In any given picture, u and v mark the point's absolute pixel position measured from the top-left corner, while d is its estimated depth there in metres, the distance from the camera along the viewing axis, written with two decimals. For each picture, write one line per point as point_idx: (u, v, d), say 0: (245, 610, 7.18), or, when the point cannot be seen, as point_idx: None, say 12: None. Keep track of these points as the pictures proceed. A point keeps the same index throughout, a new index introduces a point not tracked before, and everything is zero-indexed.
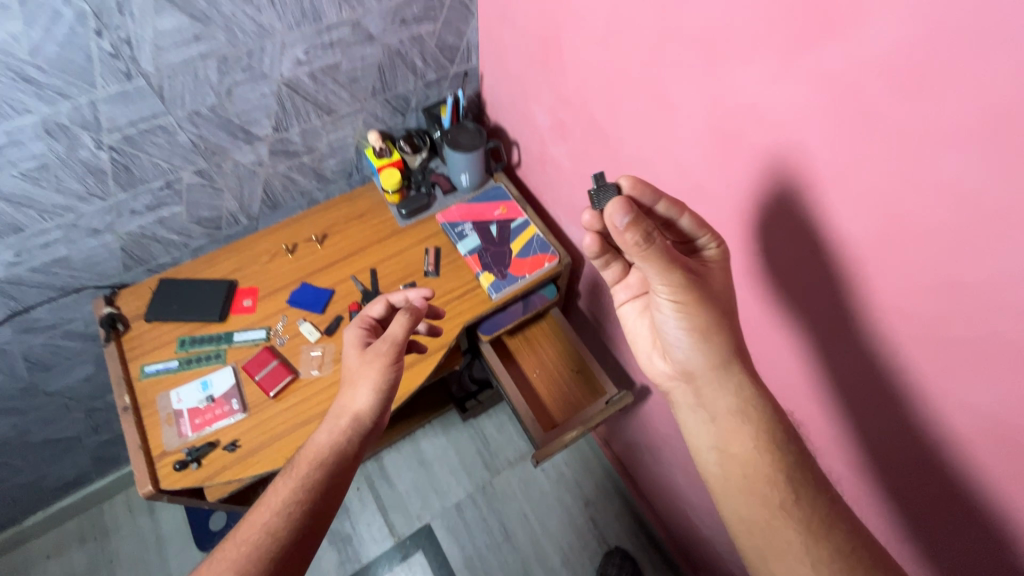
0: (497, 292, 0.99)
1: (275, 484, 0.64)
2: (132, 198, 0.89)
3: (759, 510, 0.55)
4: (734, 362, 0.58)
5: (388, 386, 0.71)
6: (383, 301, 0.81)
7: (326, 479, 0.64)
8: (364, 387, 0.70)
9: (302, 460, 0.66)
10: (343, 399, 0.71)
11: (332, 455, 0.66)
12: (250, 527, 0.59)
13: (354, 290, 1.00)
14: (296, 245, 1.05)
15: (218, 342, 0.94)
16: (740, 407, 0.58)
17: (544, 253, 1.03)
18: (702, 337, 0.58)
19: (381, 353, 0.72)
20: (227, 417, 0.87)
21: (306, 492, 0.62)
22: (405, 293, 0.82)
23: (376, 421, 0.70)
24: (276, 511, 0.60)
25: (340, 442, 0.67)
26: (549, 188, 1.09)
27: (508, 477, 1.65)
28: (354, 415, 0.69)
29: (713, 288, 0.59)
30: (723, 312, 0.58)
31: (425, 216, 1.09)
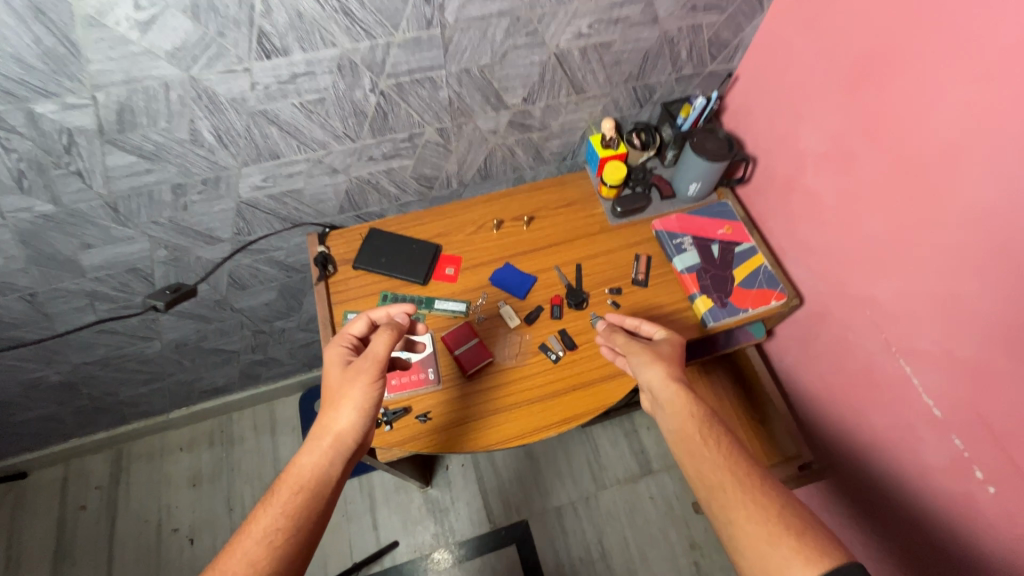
0: (713, 320, 0.89)
1: (254, 511, 0.62)
2: (375, 145, 0.87)
3: (697, 459, 0.64)
4: (668, 379, 0.72)
5: (372, 406, 0.71)
6: (364, 318, 0.79)
7: (307, 506, 0.62)
8: (347, 408, 0.69)
9: (285, 483, 0.64)
10: (325, 420, 0.69)
11: (314, 481, 0.65)
12: (229, 560, 0.57)
13: (557, 283, 0.95)
14: (504, 221, 1.01)
15: (418, 305, 0.92)
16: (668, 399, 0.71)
17: (772, 290, 0.92)
18: (648, 368, 0.74)
19: (363, 371, 0.72)
20: (422, 385, 0.84)
21: (288, 519, 0.61)
22: (388, 311, 0.81)
23: (359, 440, 0.69)
24: (258, 539, 0.58)
25: (323, 464, 0.66)
26: (785, 217, 0.98)
27: (614, 495, 1.58)
28: (337, 435, 0.68)
29: (666, 348, 0.77)
30: (673, 362, 0.75)
31: (639, 218, 1.01)
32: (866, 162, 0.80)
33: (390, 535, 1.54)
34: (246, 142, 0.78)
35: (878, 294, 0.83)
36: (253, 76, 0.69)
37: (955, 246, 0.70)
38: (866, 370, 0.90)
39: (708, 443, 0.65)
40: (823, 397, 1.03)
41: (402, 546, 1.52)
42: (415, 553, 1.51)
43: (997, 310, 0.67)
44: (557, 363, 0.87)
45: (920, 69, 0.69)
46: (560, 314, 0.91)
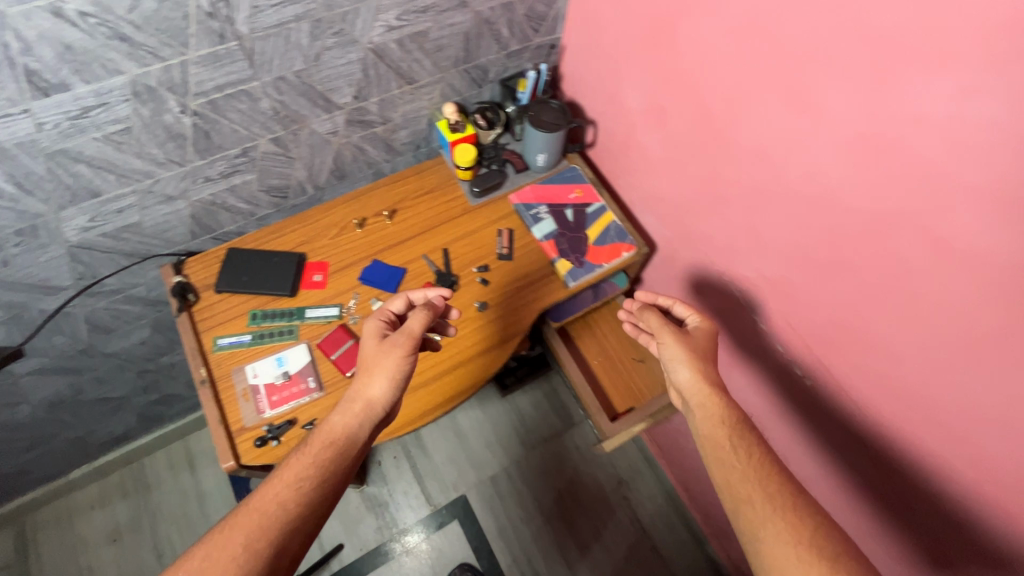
0: (573, 280, 0.96)
1: (290, 457, 0.69)
2: (207, 165, 0.84)
3: (724, 472, 0.72)
4: (704, 386, 0.79)
5: (403, 377, 0.76)
6: (403, 297, 0.83)
7: (335, 459, 0.70)
8: (381, 377, 0.75)
9: (316, 438, 0.71)
10: (359, 386, 0.75)
11: (344, 438, 0.72)
12: (265, 495, 0.65)
13: (427, 270, 0.98)
14: (365, 219, 1.02)
15: (290, 317, 0.92)
16: (700, 402, 0.78)
17: (622, 242, 1.00)
18: (688, 366, 0.81)
19: (397, 345, 0.76)
20: (305, 395, 0.86)
21: (320, 469, 0.68)
22: (425, 293, 0.85)
23: (387, 409, 0.76)
24: (294, 482, 0.66)
25: (352, 425, 0.73)
26: (627, 173, 1.05)
27: (543, 452, 1.68)
28: (367, 401, 0.75)
29: (696, 345, 0.83)
30: (706, 358, 0.82)
31: (497, 195, 1.05)
32: (675, 117, 0.88)
33: (334, 539, 1.55)
34: (54, 185, 0.73)
35: (707, 232, 0.93)
36: (36, 117, 0.64)
37: (751, 181, 0.80)
38: (711, 301, 1.01)
39: (739, 454, 0.72)
40: None
41: (347, 548, 1.54)
42: (362, 550, 1.54)
43: (786, 231, 0.78)
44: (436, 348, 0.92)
45: (692, 29, 0.77)
46: None
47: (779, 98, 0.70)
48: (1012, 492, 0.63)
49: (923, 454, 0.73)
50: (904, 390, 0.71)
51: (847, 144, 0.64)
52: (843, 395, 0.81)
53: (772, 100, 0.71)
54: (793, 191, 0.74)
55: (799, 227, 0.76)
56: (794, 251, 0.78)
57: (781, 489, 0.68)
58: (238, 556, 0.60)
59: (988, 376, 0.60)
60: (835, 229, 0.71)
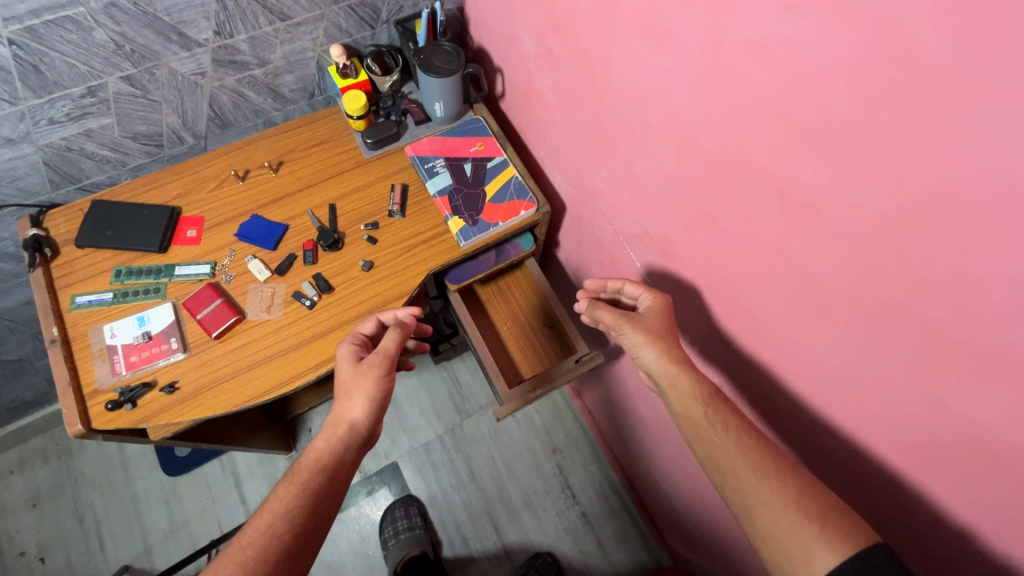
0: (465, 240, 0.90)
1: (277, 490, 0.72)
2: (48, 105, 0.76)
3: (708, 450, 0.66)
4: (669, 364, 0.73)
5: (381, 396, 0.78)
6: (373, 319, 0.82)
7: (323, 485, 0.72)
8: (359, 398, 0.77)
9: (303, 466, 0.74)
10: (339, 409, 0.77)
11: (330, 463, 0.74)
12: (258, 527, 0.68)
13: (310, 227, 0.92)
14: (248, 171, 0.95)
15: (157, 275, 0.86)
16: (672, 383, 0.73)
17: (521, 200, 0.93)
18: (646, 347, 0.75)
19: (374, 365, 0.77)
20: (165, 357, 0.80)
21: (306, 496, 0.70)
22: (395, 313, 0.84)
23: (368, 428, 0.78)
24: (281, 514, 0.69)
25: (336, 451, 0.75)
26: (533, 125, 0.98)
27: (478, 420, 1.65)
28: (349, 424, 0.77)
29: (656, 321, 0.77)
30: (663, 331, 0.77)
31: (394, 147, 0.98)
32: (560, 56, 0.79)
33: None
34: None
35: (601, 185, 0.86)
36: None
37: (630, 128, 0.73)
38: (614, 264, 0.95)
39: (717, 427, 0.66)
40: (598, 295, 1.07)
41: None
42: None
43: (664, 179, 0.71)
44: (313, 309, 0.86)
45: None
46: (313, 259, 0.89)
47: (639, 31, 0.62)
48: (872, 467, 0.58)
49: (795, 422, 0.68)
50: (777, 357, 0.65)
51: (700, 75, 0.57)
52: (727, 362, 0.77)
53: (637, 35, 0.63)
54: (665, 140, 0.67)
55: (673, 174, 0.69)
56: (675, 201, 0.71)
57: (761, 455, 0.63)
58: None
59: (840, 337, 0.54)
60: (704, 173, 0.63)
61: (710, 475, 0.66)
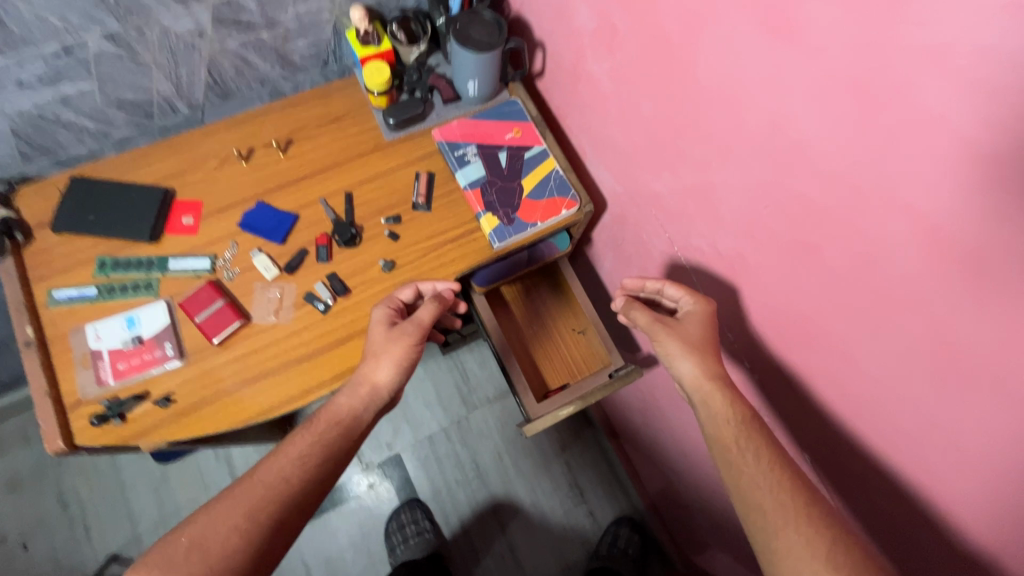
0: (499, 241, 0.81)
1: (291, 438, 0.65)
2: (15, 65, 0.64)
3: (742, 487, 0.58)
4: (704, 377, 0.66)
5: (408, 363, 0.70)
6: (411, 284, 0.75)
7: (342, 438, 0.65)
8: (386, 362, 0.69)
9: (320, 417, 0.66)
10: (364, 369, 0.69)
11: (349, 420, 0.67)
12: (268, 469, 0.61)
13: (324, 218, 0.81)
14: (252, 150, 0.83)
15: (148, 269, 0.75)
16: (704, 399, 0.66)
17: (562, 197, 0.83)
18: (681, 356, 0.68)
19: (406, 334, 0.70)
20: (158, 364, 0.71)
21: (324, 448, 0.63)
22: (435, 283, 0.76)
23: (393, 394, 0.70)
24: (296, 461, 0.62)
25: (356, 409, 0.67)
26: (577, 111, 0.87)
27: (485, 414, 1.58)
28: (373, 386, 0.68)
29: (699, 334, 0.69)
30: (704, 340, 0.68)
31: (418, 129, 0.87)
32: (625, 38, 0.68)
33: None
34: None
35: (660, 188, 0.76)
36: None
37: (707, 129, 0.62)
38: (661, 273, 0.85)
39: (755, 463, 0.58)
40: None
41: None
42: None
43: (742, 194, 0.61)
44: (328, 313, 0.77)
45: None
46: (327, 256, 0.79)
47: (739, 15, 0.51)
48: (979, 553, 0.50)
49: (870, 479, 0.60)
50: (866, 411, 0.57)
51: (822, 80, 0.46)
52: (792, 401, 0.68)
53: (737, 20, 0.51)
54: (756, 148, 0.56)
55: (756, 190, 0.59)
56: (752, 219, 0.61)
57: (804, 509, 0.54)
58: (238, 527, 0.57)
59: (963, 407, 0.45)
60: (801, 194, 0.53)
61: (722, 467, 0.61)
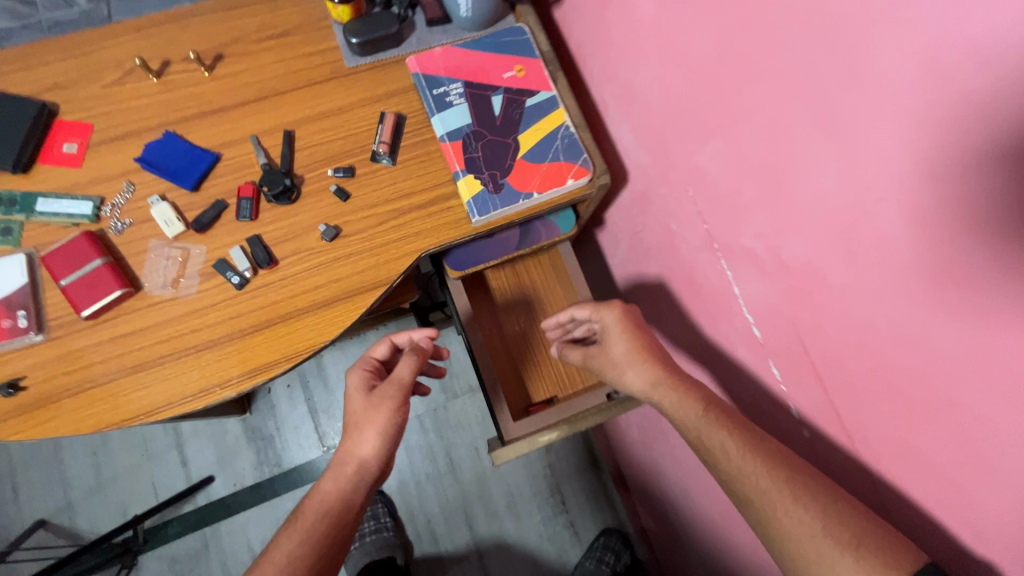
0: (480, 214, 0.60)
1: (279, 538, 0.59)
2: None
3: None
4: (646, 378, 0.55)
5: (395, 431, 0.64)
6: (386, 341, 0.72)
7: (335, 530, 0.59)
8: (369, 433, 0.62)
9: (308, 508, 0.61)
10: (346, 444, 0.63)
11: (340, 504, 0.60)
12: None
13: (253, 162, 0.61)
14: (169, 63, 0.63)
15: (9, 207, 0.57)
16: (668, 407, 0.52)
17: (571, 163, 0.62)
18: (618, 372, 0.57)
19: (387, 397, 0.64)
20: (4, 339, 0.53)
21: (312, 541, 0.57)
22: (411, 333, 0.72)
23: (383, 465, 0.63)
24: (282, 562, 0.56)
25: (346, 491, 0.61)
26: (603, 48, 0.66)
27: (466, 404, 1.42)
28: (359, 460, 0.62)
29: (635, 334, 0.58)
30: (633, 343, 0.57)
31: (391, 56, 0.66)
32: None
33: (203, 471, 1.32)
34: None
35: (704, 163, 0.56)
36: None
37: (805, 74, 0.41)
38: (687, 275, 0.65)
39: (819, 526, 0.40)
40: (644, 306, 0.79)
41: (219, 482, 1.31)
42: (235, 487, 1.31)
43: (838, 179, 0.41)
44: (243, 289, 0.58)
45: None
46: (250, 213, 0.59)
47: None
48: None
49: None
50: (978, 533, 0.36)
51: None
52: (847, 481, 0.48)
53: None
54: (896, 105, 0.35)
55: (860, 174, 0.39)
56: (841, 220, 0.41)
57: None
58: None
59: None
60: (946, 189, 0.33)
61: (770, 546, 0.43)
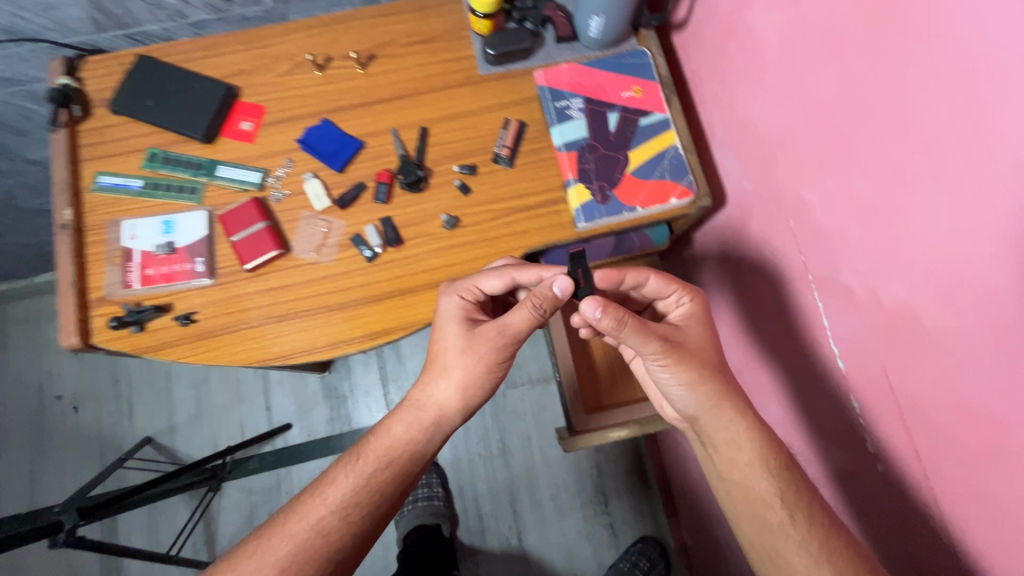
0: (586, 220, 0.66)
1: (334, 472, 0.58)
2: None
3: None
4: (722, 400, 0.56)
5: (483, 380, 0.61)
6: (506, 275, 0.61)
7: (390, 484, 0.57)
8: (456, 379, 0.60)
9: (370, 451, 0.59)
10: (431, 382, 0.61)
11: (406, 456, 0.59)
12: (301, 521, 0.54)
13: (391, 153, 0.70)
14: (330, 59, 0.73)
15: (196, 171, 0.68)
16: (727, 440, 0.55)
17: (676, 183, 0.67)
18: (691, 386, 0.56)
19: (487, 345, 0.59)
20: (186, 278, 0.64)
21: (368, 494, 0.56)
22: (539, 271, 0.60)
23: (460, 412, 0.62)
24: (334, 508, 0.55)
25: (417, 440, 0.60)
26: (718, 77, 0.69)
27: (523, 394, 1.48)
28: (438, 409, 0.61)
29: (703, 346, 0.59)
30: (706, 361, 0.58)
31: (519, 67, 0.72)
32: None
33: (284, 417, 1.46)
34: None
35: (811, 197, 0.57)
36: None
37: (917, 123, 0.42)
38: (774, 301, 0.68)
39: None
40: (728, 324, 0.81)
41: (295, 430, 1.45)
42: (308, 437, 1.45)
43: None
44: (373, 262, 0.67)
45: None
46: (385, 196, 0.68)
47: None
48: None
49: None
50: None
51: None
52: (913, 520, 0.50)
53: None
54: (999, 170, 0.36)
55: (967, 231, 0.39)
56: (942, 270, 0.41)
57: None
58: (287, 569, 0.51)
59: None
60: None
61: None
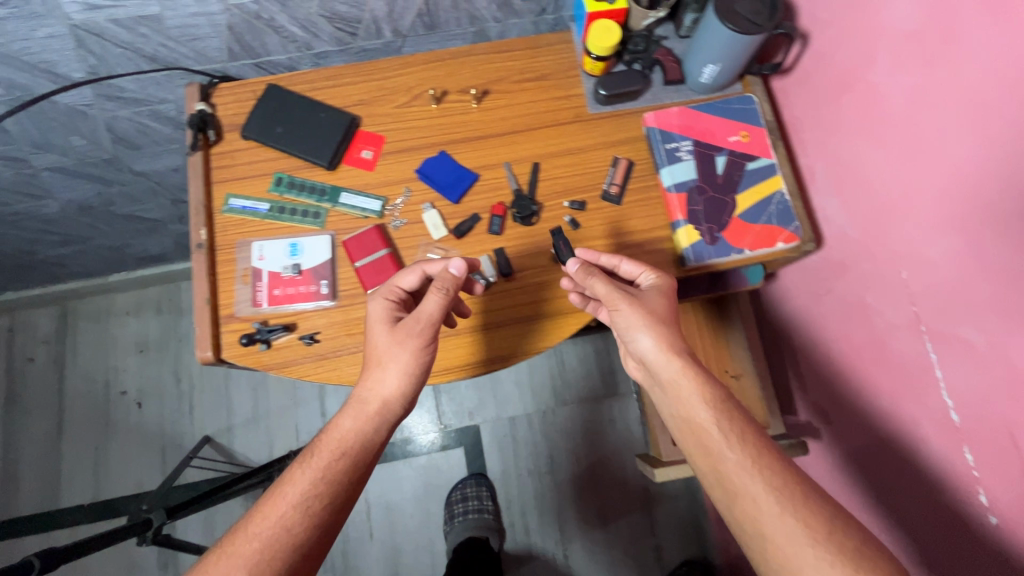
0: (695, 260, 0.68)
1: (290, 471, 0.56)
2: None
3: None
4: (672, 352, 0.56)
5: (421, 369, 0.60)
6: (416, 271, 0.62)
7: (344, 473, 0.56)
8: (394, 369, 0.59)
9: (324, 446, 0.57)
10: (369, 377, 0.59)
11: (359, 446, 0.57)
12: (263, 520, 0.52)
13: (504, 186, 0.73)
14: (446, 93, 0.76)
15: (320, 197, 0.71)
16: (671, 380, 0.55)
17: (783, 228, 0.69)
18: (649, 325, 0.57)
19: (411, 333, 0.59)
20: (311, 300, 0.68)
21: (326, 486, 0.54)
22: (444, 263, 0.62)
23: (406, 405, 0.61)
24: (293, 502, 0.53)
25: (366, 431, 0.58)
26: (824, 127, 0.71)
27: (572, 411, 1.50)
28: (383, 401, 0.59)
29: (659, 302, 0.59)
30: (664, 315, 0.59)
31: (626, 106, 0.75)
32: (971, 59, 0.50)
33: None
34: None
35: (925, 253, 0.59)
36: None
37: None
38: (877, 347, 0.69)
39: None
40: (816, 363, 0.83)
41: None
42: None
43: None
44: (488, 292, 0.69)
45: None
46: (499, 228, 0.71)
47: None
48: None
49: None
50: None
51: None
52: None
53: None
54: None
55: None
56: None
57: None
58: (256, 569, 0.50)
59: None
60: None
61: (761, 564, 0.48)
